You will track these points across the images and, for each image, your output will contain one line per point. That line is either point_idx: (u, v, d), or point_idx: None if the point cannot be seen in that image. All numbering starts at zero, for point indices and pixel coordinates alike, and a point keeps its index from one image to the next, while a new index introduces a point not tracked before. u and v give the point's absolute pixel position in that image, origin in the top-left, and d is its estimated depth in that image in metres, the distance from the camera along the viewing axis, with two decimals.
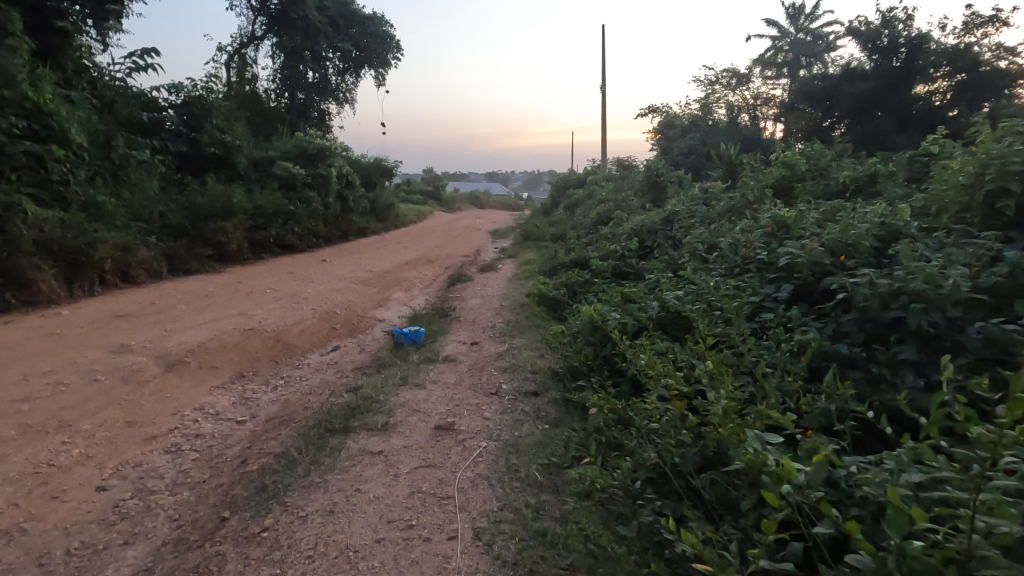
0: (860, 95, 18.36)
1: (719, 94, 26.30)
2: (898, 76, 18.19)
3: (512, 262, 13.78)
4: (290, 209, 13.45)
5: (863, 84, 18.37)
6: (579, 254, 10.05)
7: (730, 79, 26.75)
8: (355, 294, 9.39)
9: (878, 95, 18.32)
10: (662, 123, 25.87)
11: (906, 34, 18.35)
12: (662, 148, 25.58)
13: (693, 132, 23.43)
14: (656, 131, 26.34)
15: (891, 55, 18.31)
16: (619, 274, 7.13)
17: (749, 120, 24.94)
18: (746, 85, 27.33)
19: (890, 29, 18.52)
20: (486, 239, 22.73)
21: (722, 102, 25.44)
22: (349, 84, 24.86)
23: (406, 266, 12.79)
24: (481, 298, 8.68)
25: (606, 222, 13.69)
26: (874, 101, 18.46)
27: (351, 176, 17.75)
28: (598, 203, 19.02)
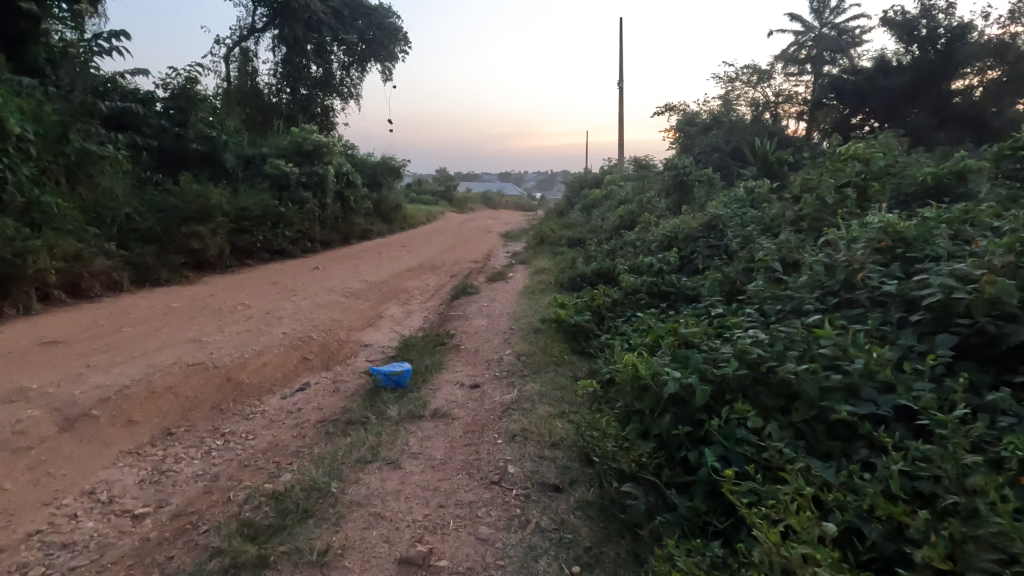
0: (896, 88, 16.72)
1: (741, 90, 24.77)
2: (937, 68, 16.57)
3: (523, 270, 12.47)
4: (281, 210, 12.28)
5: (899, 77, 16.73)
6: (601, 265, 8.69)
7: (753, 75, 25.22)
8: (343, 310, 8.14)
9: (914, 88, 16.74)
10: (682, 120, 24.38)
11: (947, 24, 16.76)
12: (683, 147, 24.08)
13: (715, 130, 21.94)
14: (676, 129, 24.85)
15: (929, 47, 16.78)
16: (656, 293, 5.76)
17: (775, 117, 23.38)
18: (768, 82, 25.81)
19: (928, 19, 17.04)
20: (497, 242, 21.43)
21: (745, 98, 23.92)
22: (355, 79, 23.73)
23: (408, 275, 11.56)
24: (487, 317, 7.35)
25: (628, 226, 12.31)
26: (909, 95, 16.87)
27: (352, 175, 16.56)
28: (615, 206, 17.63)
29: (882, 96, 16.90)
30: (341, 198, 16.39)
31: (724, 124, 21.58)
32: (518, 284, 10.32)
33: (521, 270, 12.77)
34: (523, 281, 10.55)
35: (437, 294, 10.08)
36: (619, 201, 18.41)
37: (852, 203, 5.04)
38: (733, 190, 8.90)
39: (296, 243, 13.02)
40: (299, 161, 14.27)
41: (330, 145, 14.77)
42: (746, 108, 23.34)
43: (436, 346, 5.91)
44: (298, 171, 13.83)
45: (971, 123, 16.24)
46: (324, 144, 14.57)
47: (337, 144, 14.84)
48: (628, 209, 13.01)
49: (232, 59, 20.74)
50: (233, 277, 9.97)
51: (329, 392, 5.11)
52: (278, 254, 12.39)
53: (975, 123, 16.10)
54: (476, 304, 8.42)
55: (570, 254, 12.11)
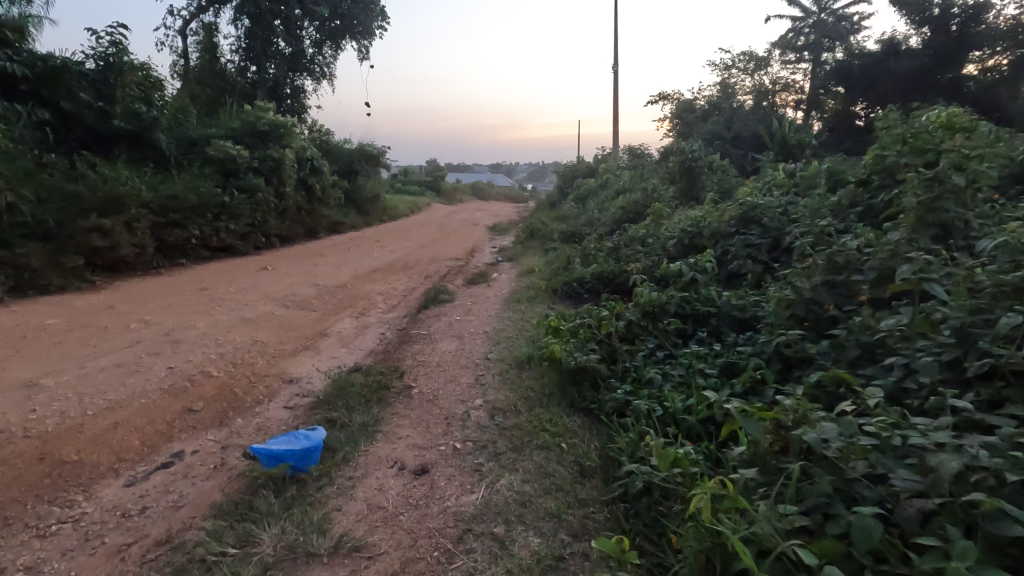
0: (906, 73, 14.93)
1: (737, 77, 23.01)
2: (952, 50, 14.76)
3: (510, 271, 10.77)
4: (225, 200, 10.46)
5: (911, 59, 14.95)
6: (606, 268, 7.01)
7: (749, 61, 23.51)
8: (276, 326, 6.38)
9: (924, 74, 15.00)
10: (680, 105, 22.67)
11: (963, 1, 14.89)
12: (681, 135, 22.39)
13: (716, 116, 20.26)
14: (673, 116, 23.12)
15: (941, 29, 14.99)
16: (693, 316, 4.06)
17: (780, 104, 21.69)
18: (766, 68, 24.08)
19: None
20: (484, 236, 19.68)
21: (746, 84, 22.24)
22: (329, 59, 21.80)
23: (373, 277, 9.79)
24: (459, 338, 5.60)
25: (629, 221, 10.62)
26: (919, 82, 15.11)
27: (318, 160, 14.74)
28: (610, 198, 15.89)
29: (891, 83, 15.12)
30: (306, 186, 14.53)
31: (726, 110, 19.92)
32: (503, 288, 8.55)
33: (507, 270, 11.05)
34: (509, 285, 8.79)
35: (404, 301, 8.32)
36: (616, 193, 16.71)
37: (974, 198, 3.49)
38: (766, 174, 7.20)
39: (246, 239, 11.23)
40: (253, 143, 12.42)
41: (290, 126, 12.92)
42: (748, 94, 21.65)
43: (380, 392, 4.17)
44: (250, 154, 11.99)
45: (985, 111, 14.27)
46: (282, 124, 12.71)
47: (297, 124, 12.98)
48: (628, 200, 11.32)
49: (188, 32, 18.85)
50: (155, 281, 8.22)
51: (205, 472, 3.38)
52: (224, 252, 10.62)
53: (993, 109, 14.11)
54: (448, 316, 6.68)
55: (562, 253, 10.41)
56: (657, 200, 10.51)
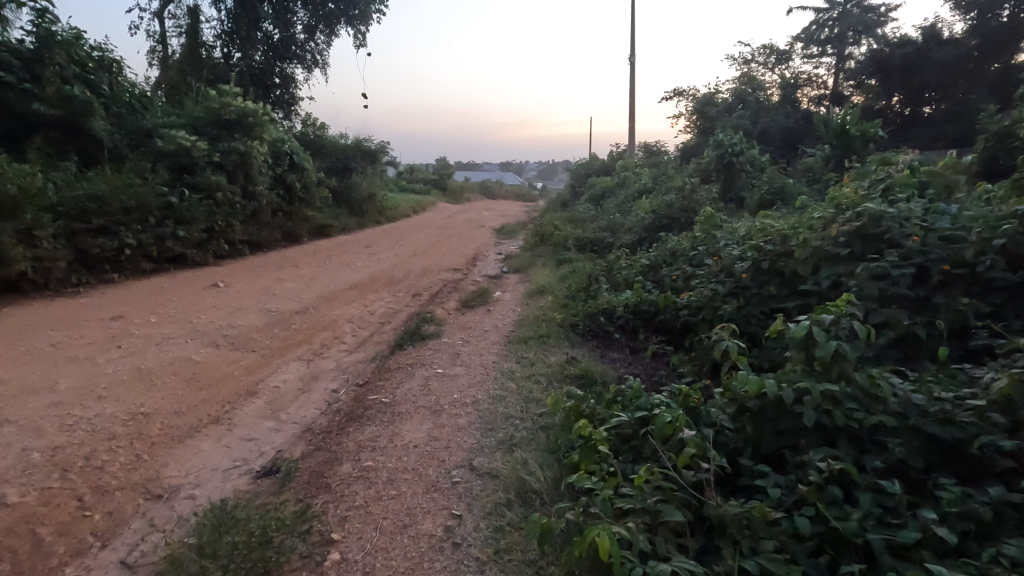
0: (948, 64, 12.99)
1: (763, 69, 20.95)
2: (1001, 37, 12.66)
3: (518, 287, 8.91)
4: (171, 200, 8.68)
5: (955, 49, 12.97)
6: (647, 298, 5.13)
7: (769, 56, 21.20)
8: (186, 380, 4.58)
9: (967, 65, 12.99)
10: (702, 99, 20.68)
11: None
12: (704, 130, 20.42)
13: (744, 110, 18.26)
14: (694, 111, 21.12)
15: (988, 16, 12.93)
16: (848, 431, 2.23)
17: (813, 97, 19.59)
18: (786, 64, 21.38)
19: None
20: (490, 240, 17.85)
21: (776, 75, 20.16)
22: (322, 46, 20.04)
23: (348, 297, 7.97)
24: (434, 415, 3.73)
25: (661, 229, 8.71)
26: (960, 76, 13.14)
27: (300, 155, 12.97)
28: (630, 200, 13.95)
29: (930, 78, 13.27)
30: (286, 185, 12.75)
31: (756, 103, 17.93)
32: (509, 316, 6.66)
33: (514, 286, 9.21)
34: (515, 311, 6.92)
35: (379, 333, 6.46)
36: (637, 195, 14.79)
37: None
38: (865, 170, 5.26)
39: (203, 247, 9.49)
40: (216, 133, 10.59)
41: (260, 113, 11.08)
42: (778, 87, 19.60)
43: (268, 563, 2.32)
44: (211, 146, 10.18)
45: None
46: (250, 111, 10.86)
47: (269, 112, 11.12)
48: (656, 203, 9.42)
49: (166, 14, 17.16)
50: (62, 304, 6.48)
51: None
52: (174, 263, 8.89)
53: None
54: (427, 365, 4.81)
55: (578, 269, 8.53)
56: (695, 204, 8.58)
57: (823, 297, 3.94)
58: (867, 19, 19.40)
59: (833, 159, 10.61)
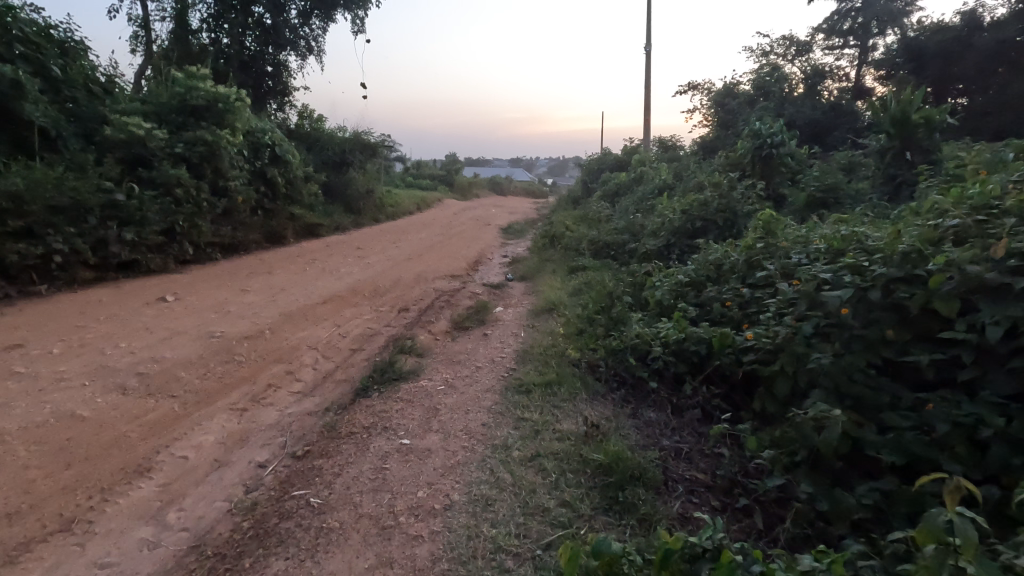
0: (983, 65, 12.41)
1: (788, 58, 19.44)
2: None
3: (525, 301, 7.56)
4: (116, 197, 7.45)
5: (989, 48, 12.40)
6: (694, 335, 3.76)
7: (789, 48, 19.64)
8: (53, 450, 3.31)
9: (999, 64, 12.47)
10: (722, 90, 19.21)
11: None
12: (725, 123, 18.95)
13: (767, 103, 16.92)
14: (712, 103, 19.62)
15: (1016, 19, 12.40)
16: None
17: (844, 87, 18.06)
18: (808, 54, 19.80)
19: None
20: (496, 240, 16.49)
21: (803, 64, 18.67)
22: (318, 33, 18.72)
23: (320, 314, 6.66)
24: (379, 538, 2.43)
25: (694, 234, 7.28)
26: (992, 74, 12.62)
27: (283, 147, 11.68)
28: (649, 200, 12.57)
29: None
30: (268, 181, 11.47)
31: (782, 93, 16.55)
32: (511, 345, 5.31)
33: (520, 299, 7.88)
34: (518, 337, 5.58)
35: (345, 366, 5.14)
36: (658, 194, 13.39)
37: None
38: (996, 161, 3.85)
39: (162, 252, 8.29)
40: (182, 121, 9.31)
41: (232, 98, 9.72)
42: (804, 76, 18.11)
43: None
44: (173, 136, 8.91)
45: None
46: (219, 96, 9.51)
47: (240, 96, 9.78)
48: (686, 203, 8.04)
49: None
50: None
51: None
52: (124, 270, 7.69)
53: None
54: (391, 429, 3.49)
55: (594, 282, 7.16)
56: (734, 206, 7.18)
57: (987, 353, 2.66)
58: (897, 6, 17.94)
59: (889, 151, 9.12)
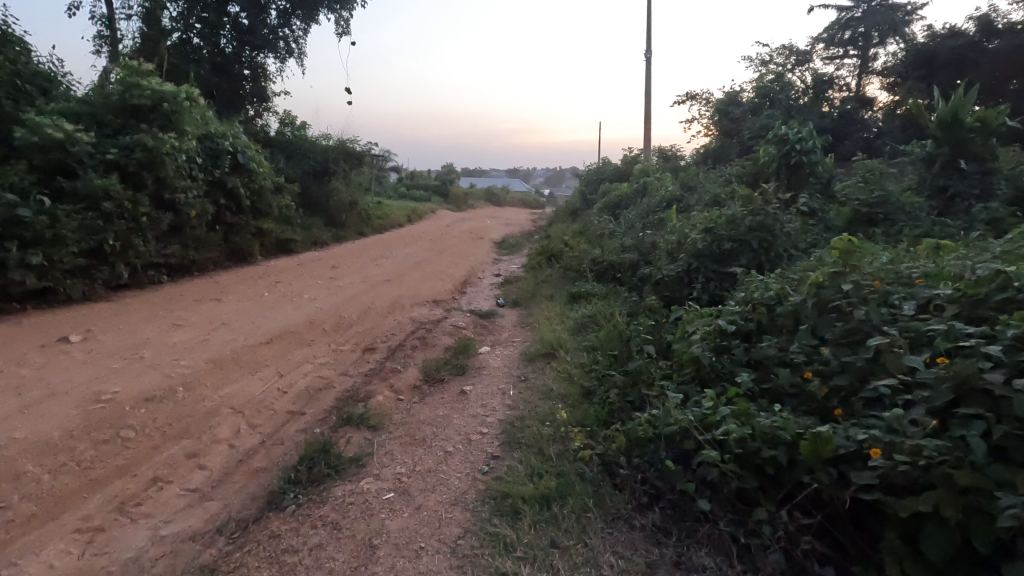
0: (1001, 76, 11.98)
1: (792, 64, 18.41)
2: None
3: (518, 338, 6.26)
4: (21, 212, 6.27)
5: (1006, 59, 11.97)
6: (763, 431, 2.46)
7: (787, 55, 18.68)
8: None
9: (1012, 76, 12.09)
10: (725, 97, 18.15)
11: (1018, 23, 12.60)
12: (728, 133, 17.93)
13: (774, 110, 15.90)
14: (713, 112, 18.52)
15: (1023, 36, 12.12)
16: None
17: (853, 93, 17.09)
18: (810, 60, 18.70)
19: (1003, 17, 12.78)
20: (488, 255, 15.25)
21: (809, 71, 17.75)
22: (299, 35, 17.52)
23: (260, 359, 5.33)
24: None
25: (721, 258, 5.99)
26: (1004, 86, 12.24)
27: (247, 154, 10.35)
28: (657, 215, 11.32)
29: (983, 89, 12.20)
30: (229, 192, 10.16)
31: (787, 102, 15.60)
32: (497, 414, 4.00)
33: (511, 333, 6.61)
34: (507, 398, 4.27)
35: (272, 443, 3.83)
36: (667, 207, 12.17)
37: None
38: None
39: (87, 275, 7.08)
40: (120, 123, 8.01)
41: (180, 96, 8.40)
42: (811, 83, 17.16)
43: None
44: (105, 141, 7.60)
45: None
46: (163, 93, 8.19)
47: (185, 94, 8.38)
48: (709, 219, 6.80)
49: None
50: None
51: None
52: (34, 297, 6.54)
53: None
54: None
55: (602, 318, 5.88)
56: (770, 223, 5.90)
57: None
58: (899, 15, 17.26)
59: (938, 158, 7.87)
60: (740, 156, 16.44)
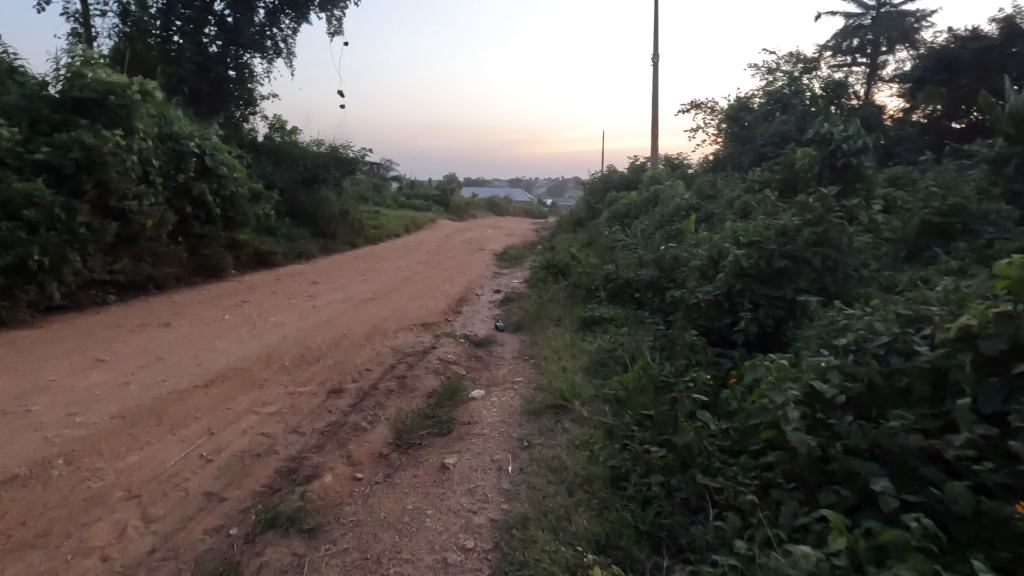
0: None
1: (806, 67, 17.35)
2: None
3: (521, 377, 5.09)
4: None
5: None
6: None
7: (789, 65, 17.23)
8: None
9: None
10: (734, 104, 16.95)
11: None
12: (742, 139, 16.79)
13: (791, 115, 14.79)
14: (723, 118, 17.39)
15: None
16: None
17: (876, 95, 15.93)
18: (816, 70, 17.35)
19: None
20: (488, 268, 14.07)
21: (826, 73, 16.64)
22: (289, 35, 16.48)
23: (191, 411, 4.18)
24: None
25: (772, 280, 4.82)
26: None
27: (216, 157, 9.24)
28: (674, 226, 10.16)
29: None
30: (195, 200, 9.06)
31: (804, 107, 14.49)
32: (490, 515, 2.82)
33: (511, 369, 5.45)
34: (504, 481, 3.12)
35: (163, 557, 2.68)
36: (685, 217, 11.01)
37: None
38: None
39: (9, 298, 6.04)
40: (58, 119, 6.92)
41: (131, 89, 7.32)
42: (827, 85, 16.03)
43: None
44: (38, 141, 6.56)
45: None
46: (110, 85, 7.11)
47: (133, 85, 7.27)
48: (751, 231, 5.63)
49: None
50: None
51: None
52: None
53: None
54: None
55: (628, 356, 4.70)
56: (835, 236, 4.73)
57: None
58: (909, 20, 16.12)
59: (1013, 158, 6.65)
60: (753, 163, 15.35)
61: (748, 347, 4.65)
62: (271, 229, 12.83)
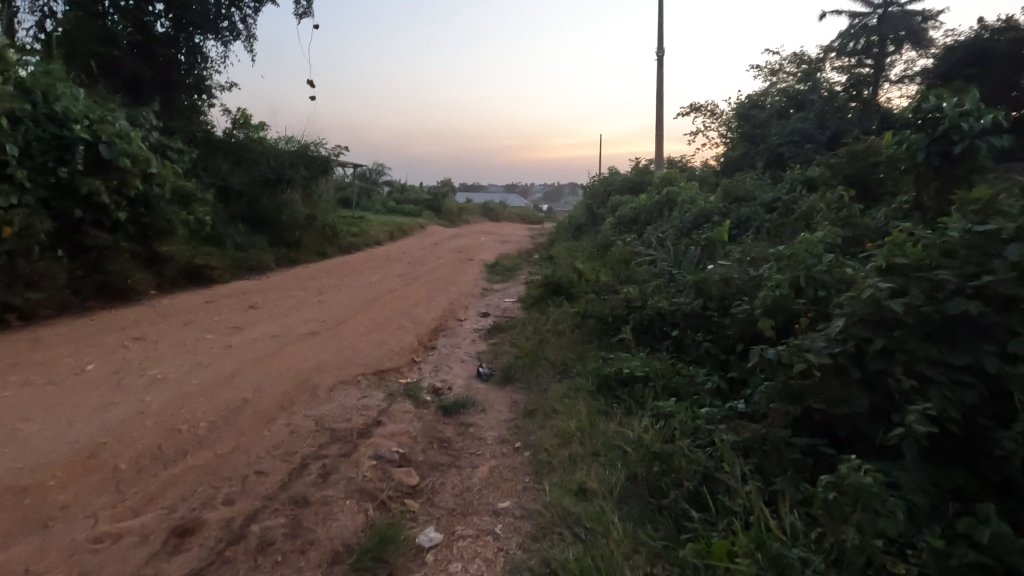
0: None
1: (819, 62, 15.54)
2: None
3: (510, 500, 3.01)
4: None
5: None
6: None
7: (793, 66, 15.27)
8: None
9: None
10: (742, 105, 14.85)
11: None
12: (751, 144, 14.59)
13: (810, 111, 12.88)
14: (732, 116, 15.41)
15: None
16: None
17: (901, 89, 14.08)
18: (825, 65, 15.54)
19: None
20: (476, 282, 12.00)
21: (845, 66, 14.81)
22: (250, 15, 14.35)
23: None
24: None
25: (946, 349, 2.73)
26: None
27: (117, 145, 7.14)
28: (703, 234, 8.12)
29: None
30: (89, 201, 7.00)
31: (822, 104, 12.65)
32: None
33: (494, 472, 3.36)
34: None
35: None
36: (713, 224, 8.97)
37: None
38: None
39: None
40: None
41: None
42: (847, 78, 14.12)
43: None
44: None
45: None
46: None
47: None
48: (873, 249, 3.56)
49: None
50: None
51: None
52: None
53: None
54: None
55: (701, 481, 2.67)
56: None
57: None
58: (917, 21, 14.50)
59: None
60: (768, 166, 13.13)
61: (921, 461, 2.55)
62: (217, 237, 10.76)
